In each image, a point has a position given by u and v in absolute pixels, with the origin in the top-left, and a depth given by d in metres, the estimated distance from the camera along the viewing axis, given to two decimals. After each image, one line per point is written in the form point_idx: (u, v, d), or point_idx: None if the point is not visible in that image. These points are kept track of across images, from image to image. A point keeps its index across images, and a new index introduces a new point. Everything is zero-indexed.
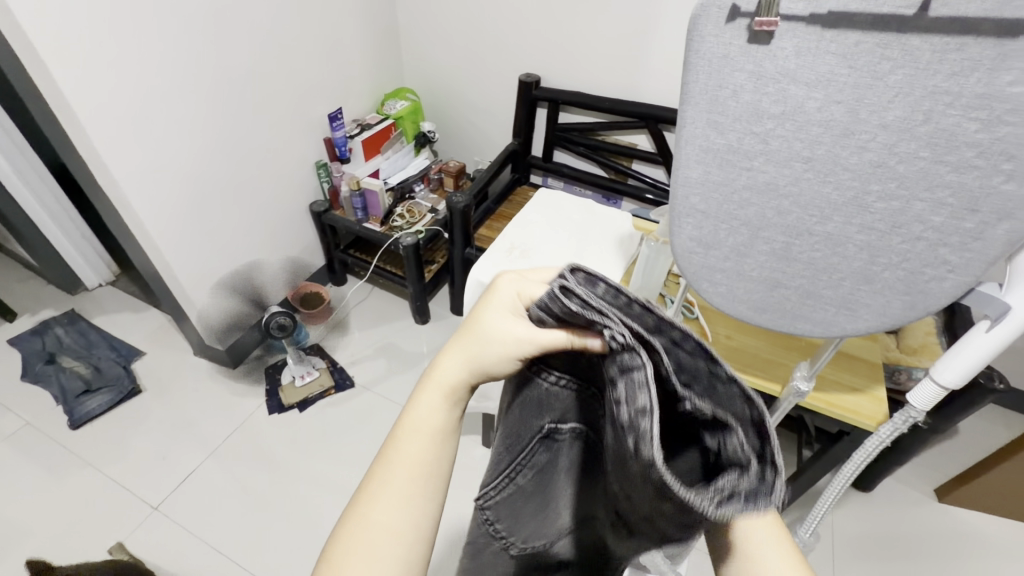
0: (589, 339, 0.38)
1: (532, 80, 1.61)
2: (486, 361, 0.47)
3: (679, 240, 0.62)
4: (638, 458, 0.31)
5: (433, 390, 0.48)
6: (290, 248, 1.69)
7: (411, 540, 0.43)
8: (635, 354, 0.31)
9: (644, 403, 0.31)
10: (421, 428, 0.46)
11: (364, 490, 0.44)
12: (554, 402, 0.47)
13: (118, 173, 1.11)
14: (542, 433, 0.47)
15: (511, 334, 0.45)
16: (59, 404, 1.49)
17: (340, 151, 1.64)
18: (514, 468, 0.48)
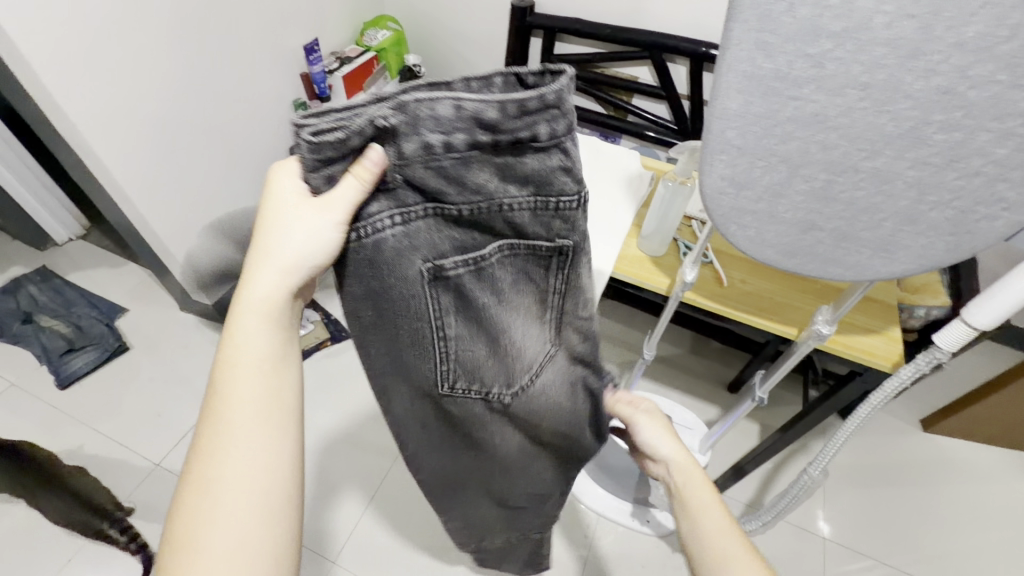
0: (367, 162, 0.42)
1: (526, 5, 1.48)
2: (299, 253, 0.47)
3: (709, 178, 0.57)
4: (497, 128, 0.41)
5: (254, 321, 0.50)
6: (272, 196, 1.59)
7: (257, 485, 0.47)
8: (400, 103, 0.40)
9: (448, 108, 0.40)
10: (243, 364, 0.49)
11: (202, 441, 0.48)
12: (413, 242, 0.47)
13: (76, 117, 1.00)
14: (430, 275, 0.48)
15: (306, 222, 0.45)
16: (43, 363, 1.43)
17: (318, 89, 1.51)
18: (439, 322, 0.51)
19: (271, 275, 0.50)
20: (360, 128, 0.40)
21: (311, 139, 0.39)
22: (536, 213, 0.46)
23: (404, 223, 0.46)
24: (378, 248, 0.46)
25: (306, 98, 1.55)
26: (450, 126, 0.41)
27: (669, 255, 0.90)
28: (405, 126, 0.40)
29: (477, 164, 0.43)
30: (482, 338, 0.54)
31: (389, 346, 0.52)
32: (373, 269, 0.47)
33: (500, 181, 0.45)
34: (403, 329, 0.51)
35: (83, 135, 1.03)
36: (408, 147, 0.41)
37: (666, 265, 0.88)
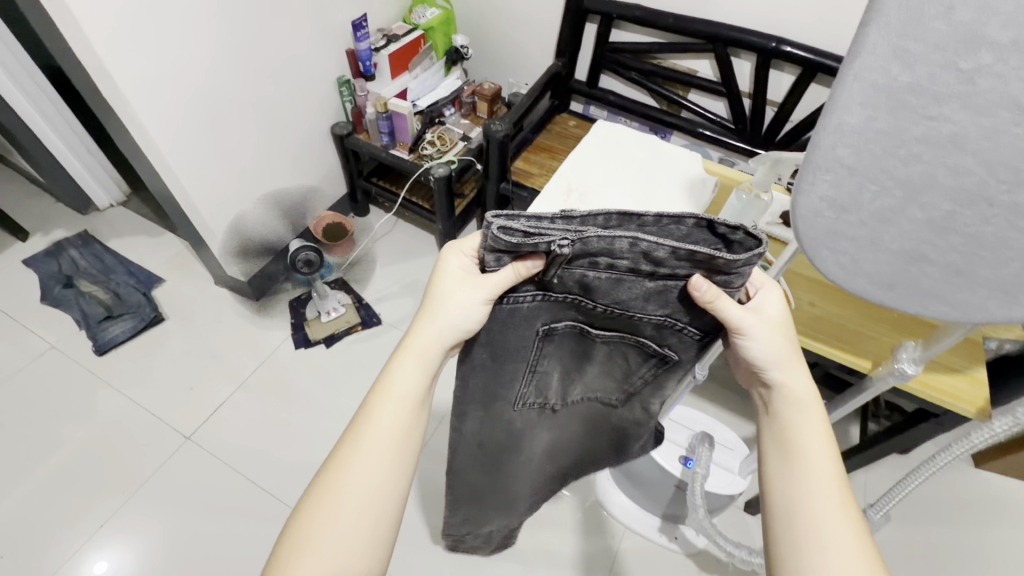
0: (528, 262, 0.53)
1: None
2: (463, 321, 0.58)
3: (806, 198, 0.52)
4: (655, 258, 0.50)
5: (410, 357, 0.60)
6: (312, 175, 1.57)
7: (370, 510, 0.55)
8: (585, 237, 0.49)
9: (628, 243, 0.49)
10: (391, 396, 0.59)
11: (343, 447, 0.57)
12: (548, 311, 0.58)
13: (127, 87, 0.99)
14: (541, 333, 0.61)
15: (472, 291, 0.56)
16: (81, 329, 1.45)
17: (364, 67, 1.47)
18: (533, 363, 0.63)
19: (435, 329, 0.59)
20: (541, 246, 0.49)
21: (496, 236, 0.49)
22: (661, 328, 0.57)
23: (540, 300, 0.57)
24: (511, 313, 0.58)
25: (349, 76, 1.51)
26: (620, 256, 0.50)
27: None
28: (581, 249, 0.50)
29: (624, 288, 0.53)
30: (557, 375, 0.67)
31: (503, 376, 0.63)
32: (502, 326, 0.59)
33: (645, 303, 0.55)
34: (507, 372, 0.63)
35: (132, 107, 1.01)
36: (579, 260, 0.52)
37: None
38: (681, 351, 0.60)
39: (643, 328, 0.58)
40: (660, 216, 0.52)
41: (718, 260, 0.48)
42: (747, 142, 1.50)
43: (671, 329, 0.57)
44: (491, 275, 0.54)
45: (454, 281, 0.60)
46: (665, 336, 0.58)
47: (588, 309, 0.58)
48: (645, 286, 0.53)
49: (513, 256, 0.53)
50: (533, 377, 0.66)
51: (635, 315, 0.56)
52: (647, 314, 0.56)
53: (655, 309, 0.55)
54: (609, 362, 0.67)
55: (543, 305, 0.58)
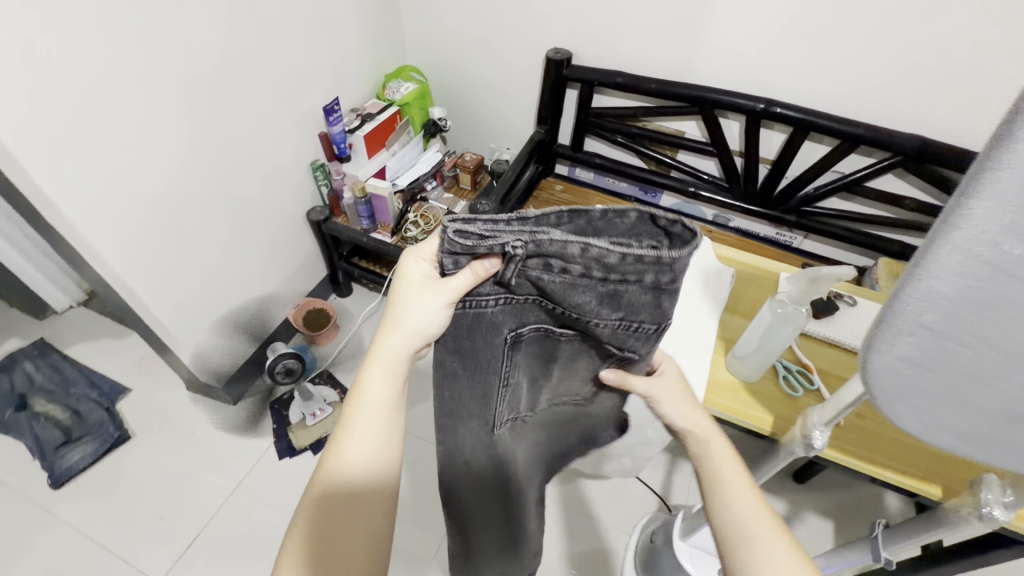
0: (485, 262, 0.54)
1: (562, 57, 1.37)
2: (424, 325, 0.59)
3: (880, 354, 0.43)
4: (596, 258, 0.52)
5: (377, 366, 0.62)
6: (289, 264, 1.48)
7: (366, 519, 0.57)
8: (537, 239, 0.51)
9: (576, 244, 0.51)
10: (369, 404, 0.60)
11: (330, 457, 0.58)
12: (507, 319, 0.59)
13: (72, 210, 0.88)
14: (508, 342, 0.60)
15: (433, 298, 0.57)
16: (35, 458, 1.30)
17: (338, 149, 1.40)
18: (505, 376, 0.62)
19: (401, 336, 0.61)
20: (497, 246, 0.52)
21: (453, 238, 0.52)
22: (618, 330, 0.57)
23: (503, 305, 0.58)
24: (474, 317, 0.59)
25: (323, 160, 1.44)
26: (571, 259, 0.52)
27: (764, 381, 0.74)
28: (534, 249, 0.52)
29: (581, 289, 0.54)
30: (524, 388, 0.68)
31: (474, 392, 0.63)
32: (467, 332, 0.60)
33: (600, 305, 0.54)
34: (482, 384, 0.62)
35: (81, 231, 0.91)
36: (532, 261, 0.53)
37: (762, 391, 0.73)
38: (640, 349, 0.61)
39: (598, 331, 0.58)
40: (604, 213, 0.54)
41: (663, 260, 0.52)
42: (741, 199, 1.45)
43: (626, 329, 0.57)
44: (449, 279, 0.56)
45: (414, 289, 0.60)
46: (622, 336, 0.58)
47: (554, 313, 0.57)
48: (598, 289, 0.54)
49: (469, 257, 0.55)
50: (506, 395, 0.65)
51: (589, 321, 0.56)
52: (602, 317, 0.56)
53: (609, 314, 0.55)
54: (570, 364, 0.67)
55: (509, 309, 0.58)
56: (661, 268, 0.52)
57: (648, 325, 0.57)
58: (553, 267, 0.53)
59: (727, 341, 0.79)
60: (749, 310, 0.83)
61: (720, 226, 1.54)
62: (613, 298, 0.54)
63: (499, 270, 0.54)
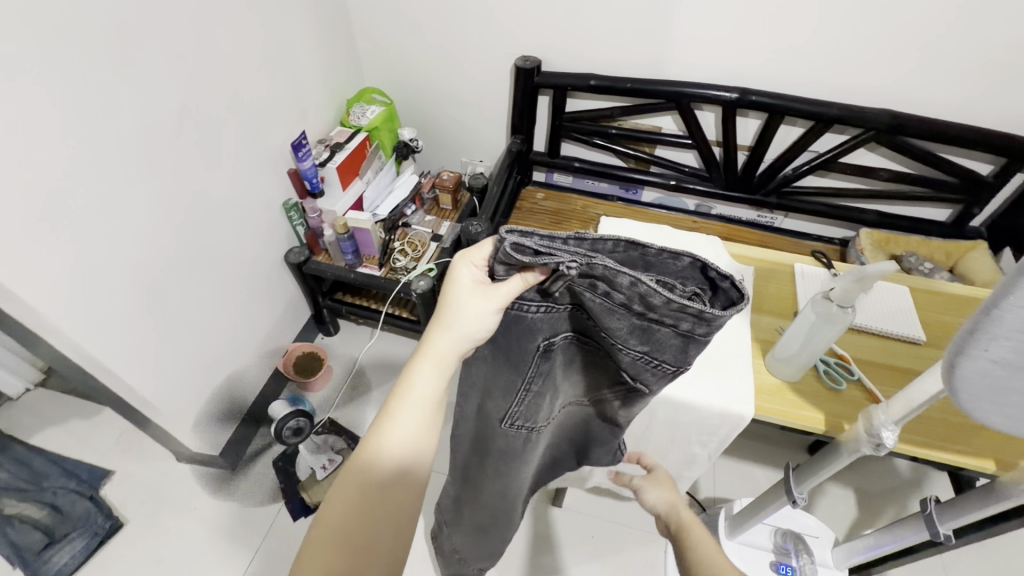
0: (536, 272, 0.50)
1: (531, 65, 1.34)
2: (473, 328, 0.55)
3: (971, 357, 0.43)
4: (641, 296, 0.46)
5: (426, 362, 0.57)
6: (272, 311, 1.39)
7: (395, 522, 0.55)
8: (591, 262, 0.46)
9: (627, 279, 0.45)
10: (415, 398, 0.57)
11: (371, 442, 0.55)
12: (541, 325, 0.55)
13: (36, 299, 0.79)
14: (540, 350, 0.57)
15: (483, 303, 0.53)
16: (13, 566, 1.14)
17: (310, 185, 1.32)
18: (529, 380, 0.60)
19: (452, 338, 0.56)
20: (549, 262, 0.46)
21: (509, 250, 0.47)
22: (638, 361, 0.52)
23: (545, 312, 0.54)
24: (512, 319, 0.55)
25: (296, 198, 1.36)
26: (617, 290, 0.47)
27: (807, 379, 0.74)
28: (584, 271, 0.47)
29: (614, 318, 0.49)
30: (551, 400, 0.64)
31: (499, 387, 0.62)
32: (505, 330, 0.57)
33: (630, 336, 0.50)
34: (504, 376, 0.61)
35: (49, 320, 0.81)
36: (581, 279, 0.48)
37: (806, 387, 0.73)
38: (653, 383, 0.54)
39: (620, 358, 0.53)
40: (660, 252, 0.48)
41: (706, 316, 0.45)
42: (722, 188, 1.47)
43: (646, 362, 0.52)
44: (500, 285, 0.52)
45: (470, 293, 0.55)
46: (639, 367, 0.52)
47: (586, 325, 0.54)
48: (632, 319, 0.49)
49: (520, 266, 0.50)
50: (526, 398, 0.62)
51: (613, 342, 0.52)
52: (625, 350, 0.52)
53: (635, 346, 0.50)
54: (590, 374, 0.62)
55: (549, 320, 0.55)
56: (694, 321, 0.46)
57: (670, 367, 0.51)
58: (597, 292, 0.48)
59: (762, 342, 0.79)
60: (774, 306, 0.84)
61: (704, 215, 1.54)
62: (645, 334, 0.49)
63: (544, 281, 0.51)
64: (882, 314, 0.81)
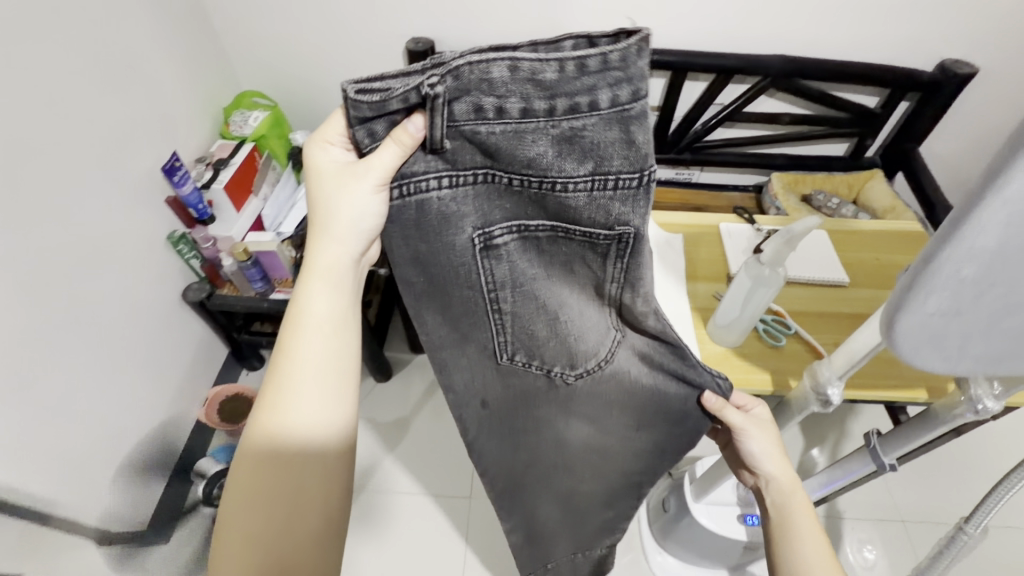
0: (410, 129, 0.48)
1: (424, 47, 1.23)
2: (359, 222, 0.55)
3: (911, 313, 0.42)
4: (534, 85, 0.44)
5: (316, 278, 0.57)
6: (179, 359, 1.23)
7: (317, 456, 0.55)
8: (453, 72, 0.44)
9: (500, 67, 0.44)
10: (309, 324, 0.56)
11: (267, 403, 0.54)
12: (468, 208, 0.52)
13: None
14: (480, 246, 0.53)
15: (358, 184, 0.51)
16: None
17: (197, 212, 1.17)
18: (493, 289, 0.56)
19: (335, 242, 0.56)
20: (411, 94, 0.45)
21: (354, 97, 0.48)
22: (593, 194, 0.48)
23: (451, 187, 0.51)
24: (421, 205, 0.52)
25: (182, 229, 1.19)
26: (506, 93, 0.44)
27: (749, 341, 0.74)
28: (456, 89, 0.45)
29: (533, 134, 0.46)
30: (552, 322, 0.60)
31: (460, 303, 0.58)
32: (421, 229, 0.53)
33: (558, 155, 0.47)
34: (456, 284, 0.56)
35: None
36: (457, 109, 0.46)
37: (751, 350, 0.73)
38: (633, 216, 0.48)
39: (574, 199, 0.49)
40: (537, 44, 0.46)
41: (612, 60, 0.43)
42: None
43: (604, 187, 0.47)
44: (372, 154, 0.50)
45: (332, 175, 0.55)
46: (601, 200, 0.48)
47: (514, 191, 0.50)
48: (550, 133, 0.46)
49: (388, 127, 0.49)
50: (505, 322, 0.60)
51: (555, 185, 0.48)
52: (565, 181, 0.48)
53: (574, 168, 0.47)
54: (572, 274, 0.57)
55: (467, 199, 0.51)
56: (612, 72, 0.43)
57: (618, 177, 0.47)
58: (490, 114, 0.46)
59: (702, 311, 0.78)
60: (707, 272, 0.82)
61: None
62: (570, 139, 0.46)
63: (425, 133, 0.47)
64: (807, 261, 0.82)
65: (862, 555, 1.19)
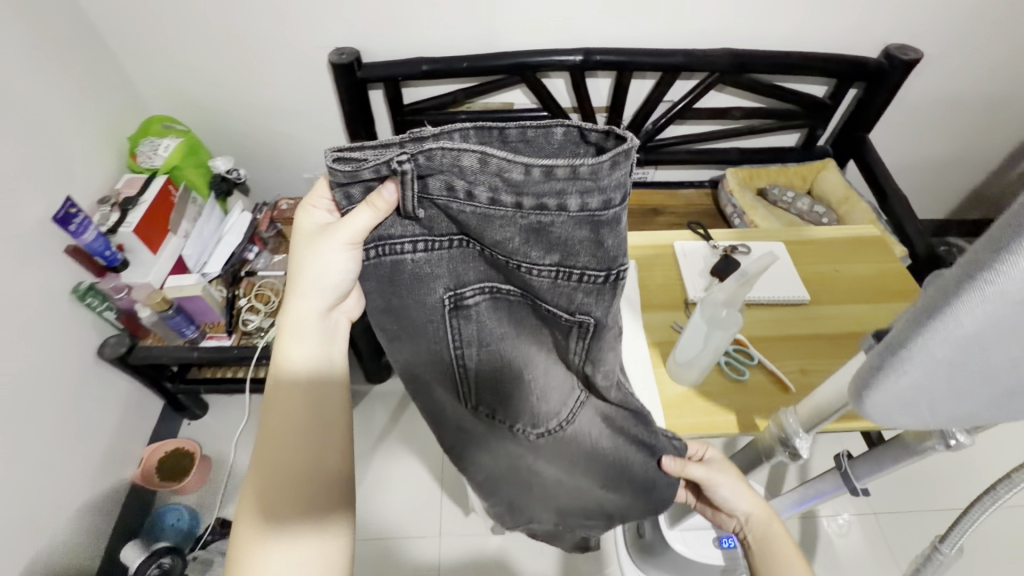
0: (385, 195, 0.42)
1: (349, 59, 1.12)
2: (334, 274, 0.52)
3: (879, 389, 0.36)
4: (504, 176, 0.38)
5: (298, 300, 0.55)
6: (101, 422, 1.11)
7: (324, 400, 0.55)
8: (426, 151, 0.38)
9: (471, 156, 0.38)
10: (296, 320, 0.55)
11: (279, 339, 0.55)
12: (440, 270, 0.46)
13: None
14: (449, 306, 0.48)
15: (329, 241, 0.48)
16: None
17: (104, 259, 1.04)
18: (457, 351, 0.51)
19: (303, 294, 0.54)
20: (382, 164, 0.40)
21: (332, 161, 0.41)
22: (556, 282, 0.42)
23: (427, 250, 0.45)
24: (389, 266, 0.46)
25: (91, 280, 1.07)
26: (473, 179, 0.39)
27: (712, 376, 0.69)
28: (428, 167, 0.39)
29: (497, 223, 0.40)
30: (525, 382, 0.54)
31: (425, 362, 0.53)
32: (393, 288, 0.47)
33: (523, 241, 0.41)
34: (415, 346, 0.52)
35: None
36: (431, 185, 0.40)
37: (713, 386, 0.67)
38: (594, 307, 0.42)
39: (538, 286, 0.43)
40: (524, 129, 0.38)
41: (588, 171, 0.35)
42: None
43: (567, 279, 0.41)
44: (347, 218, 0.44)
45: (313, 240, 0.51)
46: (565, 292, 0.42)
47: (489, 259, 0.45)
48: (518, 222, 0.40)
49: (362, 192, 0.43)
50: (468, 378, 0.54)
51: (521, 268, 0.43)
52: (528, 269, 0.42)
53: (539, 257, 0.41)
54: (538, 342, 0.51)
55: (442, 261, 0.46)
56: (583, 183, 0.36)
57: (581, 277, 0.41)
58: (461, 196, 0.40)
59: (660, 345, 0.72)
60: (664, 298, 0.77)
61: None
62: (540, 234, 0.40)
63: (399, 200, 0.42)
64: (767, 279, 0.78)
65: (836, 522, 1.26)
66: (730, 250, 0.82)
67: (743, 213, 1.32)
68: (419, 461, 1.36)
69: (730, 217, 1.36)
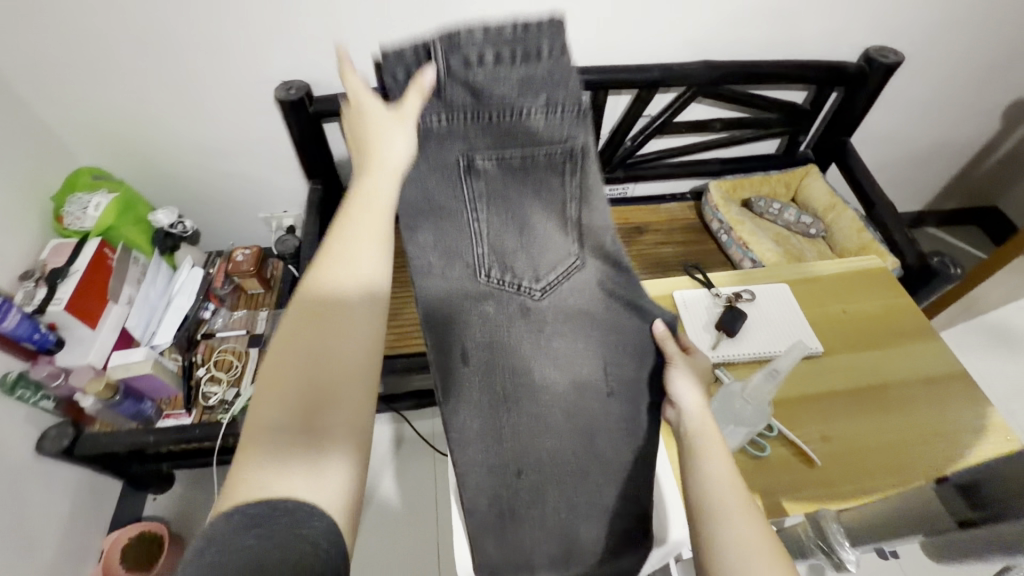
0: (424, 77, 0.54)
1: (297, 94, 1.01)
2: (394, 156, 0.52)
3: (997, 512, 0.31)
4: (503, 62, 0.54)
5: (375, 175, 0.50)
6: (49, 520, 1.00)
7: (357, 345, 0.42)
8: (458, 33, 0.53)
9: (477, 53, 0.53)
10: (375, 199, 0.49)
11: (330, 251, 0.44)
12: (452, 144, 0.57)
13: None
14: (468, 177, 0.59)
15: (388, 115, 0.52)
16: None
17: (34, 344, 0.91)
18: (478, 233, 0.61)
19: (376, 170, 0.51)
20: (423, 53, 0.54)
21: (392, 51, 0.53)
22: (546, 132, 0.57)
23: (449, 122, 0.56)
24: (434, 131, 0.56)
25: (20, 369, 0.93)
26: (463, 84, 0.54)
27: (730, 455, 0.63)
28: (456, 75, 0.54)
29: (489, 108, 0.56)
30: (548, 267, 0.62)
31: (451, 250, 0.61)
32: (428, 148, 0.57)
33: (518, 117, 0.57)
34: (451, 232, 0.61)
35: None
36: (454, 89, 0.55)
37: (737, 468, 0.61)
38: (578, 133, 0.58)
39: (534, 137, 0.57)
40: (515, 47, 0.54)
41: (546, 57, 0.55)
42: None
43: (561, 159, 0.59)
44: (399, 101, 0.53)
45: (370, 109, 0.52)
46: (555, 124, 0.57)
47: (501, 143, 0.58)
48: (505, 110, 0.56)
49: (412, 77, 0.54)
50: (495, 274, 0.62)
51: (520, 117, 0.57)
52: (531, 132, 0.57)
53: (533, 120, 0.56)
54: (541, 240, 0.62)
55: (462, 143, 0.57)
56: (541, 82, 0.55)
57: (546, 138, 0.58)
58: (467, 81, 0.55)
59: None
60: None
61: None
62: (529, 104, 0.56)
63: (438, 79, 0.54)
64: (775, 330, 0.73)
65: None
66: (734, 298, 0.76)
67: (730, 229, 1.25)
68: (409, 518, 1.27)
69: (716, 233, 1.29)
